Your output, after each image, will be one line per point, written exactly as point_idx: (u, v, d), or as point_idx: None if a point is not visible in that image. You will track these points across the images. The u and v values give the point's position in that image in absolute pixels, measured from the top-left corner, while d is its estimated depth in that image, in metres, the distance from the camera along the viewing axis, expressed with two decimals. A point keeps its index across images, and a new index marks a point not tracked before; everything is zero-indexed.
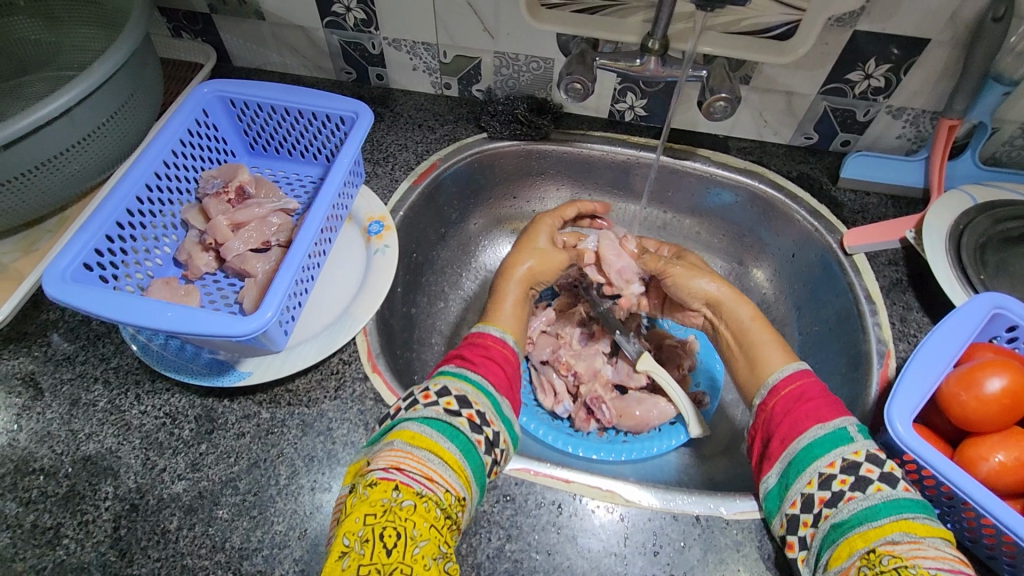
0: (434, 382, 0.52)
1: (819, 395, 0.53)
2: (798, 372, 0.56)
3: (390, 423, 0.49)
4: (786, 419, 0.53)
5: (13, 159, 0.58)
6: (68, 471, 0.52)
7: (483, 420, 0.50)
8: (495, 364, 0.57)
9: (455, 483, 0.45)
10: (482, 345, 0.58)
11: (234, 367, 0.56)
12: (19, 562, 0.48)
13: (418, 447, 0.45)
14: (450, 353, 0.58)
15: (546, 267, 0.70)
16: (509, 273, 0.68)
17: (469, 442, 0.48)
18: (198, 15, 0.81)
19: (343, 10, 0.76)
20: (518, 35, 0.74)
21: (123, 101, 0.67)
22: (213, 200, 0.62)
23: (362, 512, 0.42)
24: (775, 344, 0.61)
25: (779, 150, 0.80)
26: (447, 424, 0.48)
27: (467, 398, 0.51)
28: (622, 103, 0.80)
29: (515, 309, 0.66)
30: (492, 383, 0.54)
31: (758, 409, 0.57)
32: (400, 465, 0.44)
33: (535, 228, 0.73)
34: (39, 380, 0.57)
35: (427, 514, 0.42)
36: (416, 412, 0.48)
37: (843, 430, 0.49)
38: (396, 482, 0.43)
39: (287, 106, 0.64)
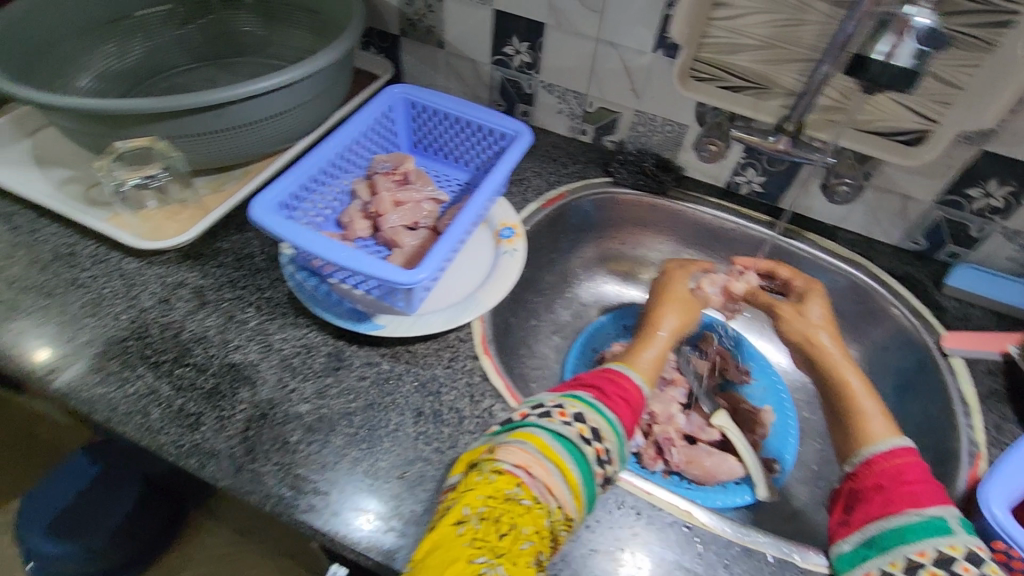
0: (571, 404, 0.53)
1: (920, 480, 0.53)
2: (899, 450, 0.57)
3: (518, 423, 0.52)
4: (879, 495, 0.53)
5: (238, 113, 0.70)
6: (216, 371, 0.60)
7: (607, 457, 0.51)
8: (625, 404, 0.57)
9: (568, 501, 0.47)
10: (619, 383, 0.59)
11: (370, 319, 0.64)
12: (162, 435, 0.55)
13: (547, 457, 0.48)
14: (583, 379, 0.59)
15: (689, 320, 0.72)
16: (654, 325, 0.70)
17: (591, 473, 0.50)
18: (389, 35, 0.96)
19: (513, 52, 0.88)
20: (661, 99, 0.83)
21: (327, 87, 0.79)
22: (383, 177, 0.72)
23: (485, 493, 0.45)
24: (873, 414, 0.61)
25: (886, 249, 0.83)
26: (577, 448, 0.50)
27: (599, 431, 0.52)
28: (742, 177, 0.86)
29: (657, 359, 0.66)
30: (622, 424, 0.56)
31: (849, 477, 0.58)
32: (529, 467, 0.47)
33: (671, 280, 0.76)
34: (205, 293, 0.66)
35: (539, 521, 0.45)
36: (551, 424, 0.51)
37: (942, 520, 0.49)
38: (521, 479, 0.46)
39: (459, 116, 0.74)
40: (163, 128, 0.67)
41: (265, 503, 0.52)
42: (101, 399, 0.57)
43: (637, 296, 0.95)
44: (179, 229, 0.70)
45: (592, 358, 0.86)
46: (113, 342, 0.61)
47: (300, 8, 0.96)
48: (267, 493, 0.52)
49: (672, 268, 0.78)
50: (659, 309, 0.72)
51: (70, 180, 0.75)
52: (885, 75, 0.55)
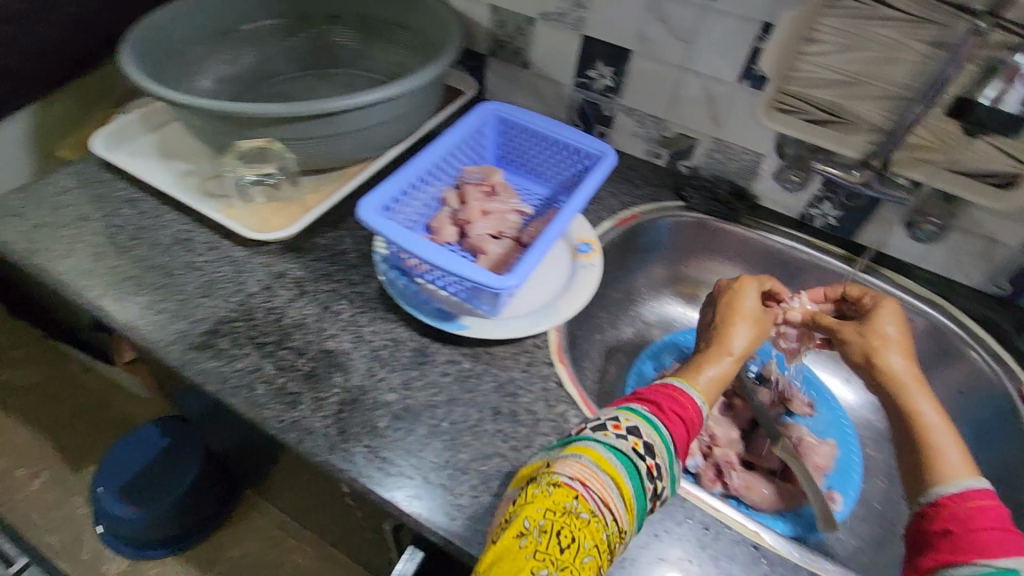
0: (627, 417, 0.53)
1: (994, 525, 0.48)
2: (978, 491, 0.51)
3: (574, 436, 0.52)
4: (947, 541, 0.49)
5: (346, 121, 0.76)
6: (313, 356, 0.65)
7: (658, 473, 0.51)
8: (681, 423, 0.55)
9: (623, 515, 0.48)
10: (677, 399, 0.56)
11: (455, 319, 0.67)
12: (266, 410, 0.60)
13: (602, 470, 0.48)
14: (640, 392, 0.57)
15: (759, 336, 0.66)
16: (725, 344, 0.65)
17: (644, 487, 0.49)
18: (477, 54, 1.01)
19: (597, 76, 0.92)
20: (742, 127, 0.85)
21: (423, 100, 0.85)
22: (473, 188, 0.77)
23: (544, 506, 0.46)
24: (949, 449, 0.55)
25: (965, 291, 0.82)
26: (631, 462, 0.49)
27: (652, 448, 0.51)
28: (817, 209, 0.87)
29: (718, 378, 0.62)
30: (676, 444, 0.54)
31: (918, 515, 0.53)
32: (586, 480, 0.47)
33: (739, 292, 0.70)
34: (304, 284, 0.72)
35: (597, 534, 0.45)
36: (605, 437, 0.51)
37: (1015, 573, 0.45)
38: (578, 492, 0.47)
39: (547, 134, 0.79)
40: (280, 131, 0.73)
41: (355, 481, 0.56)
42: (213, 372, 0.62)
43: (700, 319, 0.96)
44: (283, 224, 0.76)
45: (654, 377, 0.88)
46: (223, 322, 0.67)
47: (395, 25, 1.02)
48: (358, 472, 0.56)
49: (743, 279, 0.72)
50: (728, 324, 0.67)
51: (189, 172, 0.82)
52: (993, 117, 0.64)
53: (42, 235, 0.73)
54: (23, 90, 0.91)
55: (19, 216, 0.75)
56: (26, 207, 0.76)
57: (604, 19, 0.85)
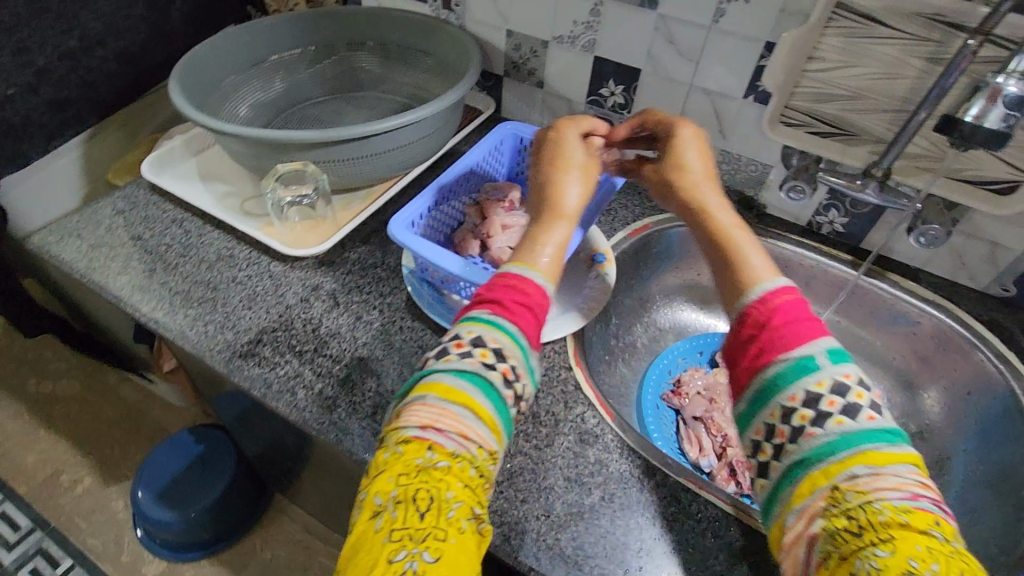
0: (467, 331, 0.54)
1: (795, 318, 0.51)
2: (784, 289, 0.53)
3: (421, 374, 0.52)
4: (755, 348, 0.51)
5: (376, 143, 0.82)
6: (348, 363, 0.70)
7: (514, 377, 0.52)
8: (527, 311, 0.56)
9: (485, 439, 0.48)
10: (522, 290, 0.57)
11: None
12: (307, 413, 0.65)
13: (451, 403, 0.48)
14: (481, 293, 0.58)
15: (590, 188, 0.68)
16: (558, 204, 0.65)
17: (500, 397, 0.50)
18: (494, 75, 1.07)
19: (608, 94, 0.97)
20: (749, 140, 0.88)
21: (445, 121, 0.90)
22: (494, 203, 0.81)
23: (396, 472, 0.45)
24: (749, 251, 0.58)
25: (971, 294, 0.85)
26: (482, 378, 0.50)
27: (502, 351, 0.52)
28: (823, 217, 0.90)
29: (560, 248, 0.62)
30: (525, 336, 0.55)
31: (729, 333, 0.55)
32: (436, 424, 0.47)
33: (562, 148, 0.70)
34: (337, 296, 0.77)
35: (462, 472, 0.46)
36: (448, 363, 0.51)
37: (810, 360, 0.48)
38: (431, 440, 0.46)
39: None
40: (315, 155, 0.79)
41: None
42: (257, 378, 0.68)
43: (711, 323, 1.01)
44: (317, 240, 0.82)
45: (667, 381, 0.93)
46: (265, 331, 0.72)
47: (416, 49, 1.08)
48: None
49: (561, 129, 0.72)
50: (558, 183, 0.67)
51: (228, 194, 0.89)
52: (977, 135, 0.59)
53: (98, 254, 0.80)
54: (77, 119, 0.98)
55: (77, 237, 0.82)
56: (83, 229, 0.83)
57: (614, 41, 0.90)
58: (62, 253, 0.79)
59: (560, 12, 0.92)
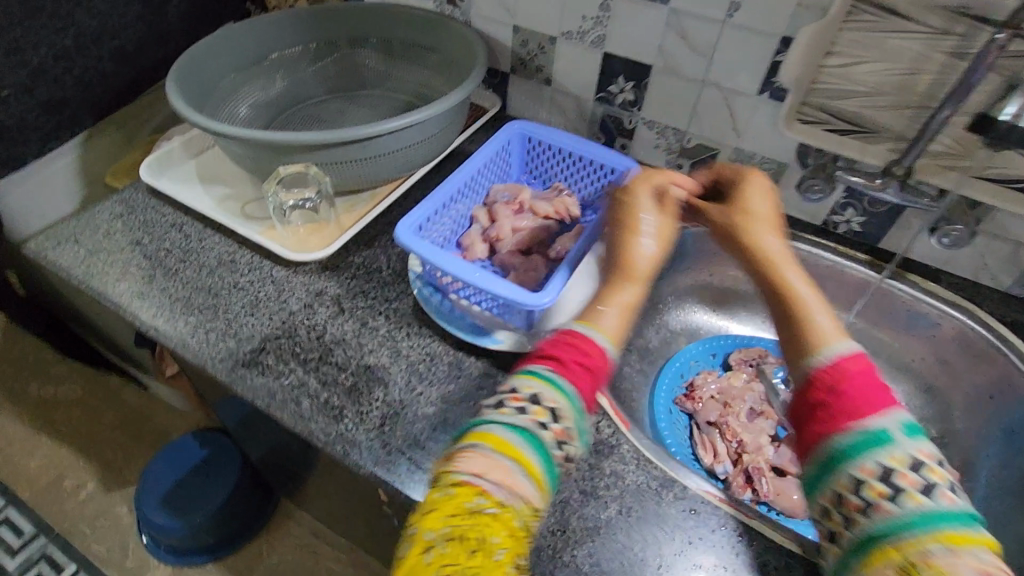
0: (526, 384, 0.48)
1: (862, 381, 0.46)
2: (851, 355, 0.48)
3: (475, 421, 0.48)
4: (823, 412, 0.46)
5: (381, 144, 0.79)
6: (354, 371, 0.68)
7: (566, 439, 0.47)
8: (589, 373, 0.50)
9: (535, 493, 0.44)
10: (581, 349, 0.50)
11: (490, 334, 0.70)
12: (312, 424, 0.63)
13: (505, 454, 0.44)
14: (539, 349, 0.52)
15: (665, 244, 0.62)
16: (626, 255, 0.60)
17: (552, 458, 0.46)
18: (499, 72, 1.04)
19: (617, 90, 0.94)
20: (763, 138, 0.86)
21: (451, 121, 0.88)
22: (503, 206, 0.79)
23: (446, 512, 0.42)
24: (814, 307, 0.52)
25: (993, 295, 0.82)
26: (535, 436, 0.46)
27: (557, 412, 0.47)
28: (840, 216, 0.88)
29: (628, 306, 0.55)
30: (581, 396, 0.49)
31: (797, 395, 0.49)
32: (487, 472, 0.43)
33: (633, 197, 0.64)
34: (342, 302, 0.75)
35: (509, 524, 0.42)
36: (503, 416, 0.46)
37: (884, 431, 0.43)
38: (482, 488, 0.43)
39: (572, 151, 0.81)
40: (318, 156, 0.77)
41: (398, 492, 0.59)
42: (261, 388, 0.66)
43: (725, 325, 0.99)
44: (320, 244, 0.80)
45: (680, 385, 0.91)
46: (269, 339, 0.70)
47: (419, 46, 1.06)
48: (401, 482, 0.59)
49: (636, 181, 0.67)
50: (626, 233, 0.62)
51: (228, 197, 0.87)
52: None
53: (97, 260, 0.78)
54: (74, 120, 0.96)
55: (75, 242, 0.80)
56: (81, 234, 0.81)
57: (624, 36, 0.87)
58: (59, 259, 0.77)
59: (569, 7, 0.89)
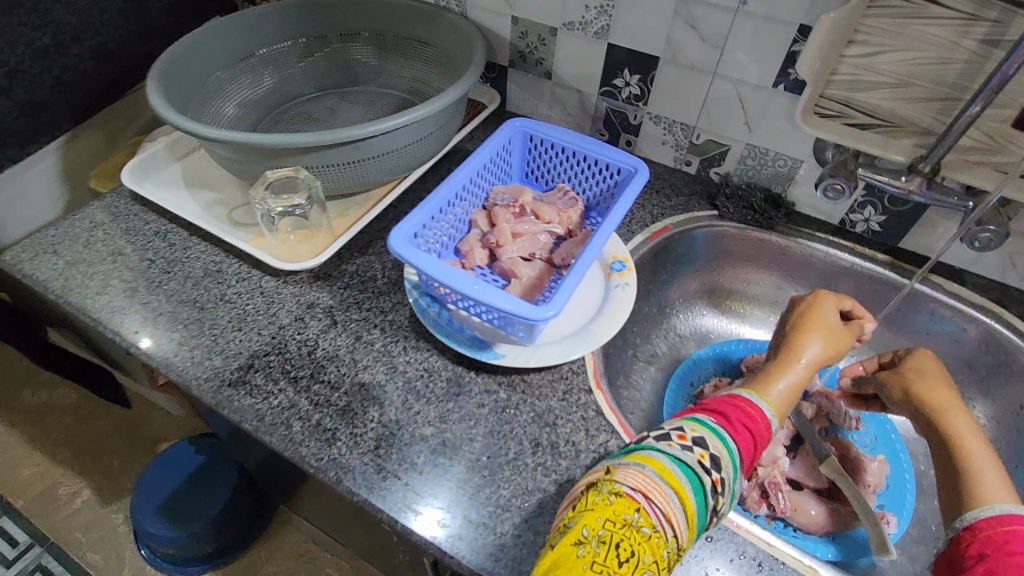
0: (691, 427, 0.56)
1: None
2: (1010, 516, 0.49)
3: (639, 446, 0.55)
4: (981, 566, 0.47)
5: (374, 146, 0.75)
6: (347, 390, 0.64)
7: (722, 489, 0.53)
8: (749, 436, 0.56)
9: (681, 530, 0.50)
10: (748, 413, 0.57)
11: (490, 347, 0.66)
12: (303, 448, 0.59)
13: (665, 483, 0.51)
14: (708, 403, 0.59)
15: (834, 354, 0.65)
16: (793, 354, 0.63)
17: (705, 502, 0.51)
18: (498, 66, 1.00)
19: (622, 84, 0.89)
20: (777, 133, 0.82)
21: (447, 119, 0.83)
22: (502, 209, 0.74)
23: (605, 516, 0.49)
24: (982, 469, 0.55)
25: (1021, 296, 0.78)
26: (695, 475, 0.52)
27: (718, 460, 0.53)
28: (858, 214, 0.83)
29: (789, 393, 0.61)
30: (742, 459, 0.55)
31: (949, 542, 0.52)
32: (648, 492, 0.50)
33: (817, 305, 0.69)
34: (335, 314, 0.71)
35: (657, 549, 0.48)
36: (670, 449, 0.53)
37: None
38: (639, 504, 0.49)
39: (576, 150, 0.76)
40: (308, 159, 0.73)
41: (395, 521, 0.55)
42: (249, 409, 0.62)
43: (737, 330, 0.94)
44: (311, 252, 0.76)
45: (691, 393, 0.87)
46: (257, 356, 0.66)
47: (414, 40, 1.01)
48: (398, 511, 0.55)
49: (821, 294, 0.71)
50: (799, 333, 0.65)
51: (215, 202, 0.83)
52: None
53: (76, 272, 0.74)
54: (53, 124, 0.91)
55: (53, 253, 0.76)
56: (60, 244, 0.77)
57: (630, 27, 0.83)
58: (36, 271, 0.73)
59: None
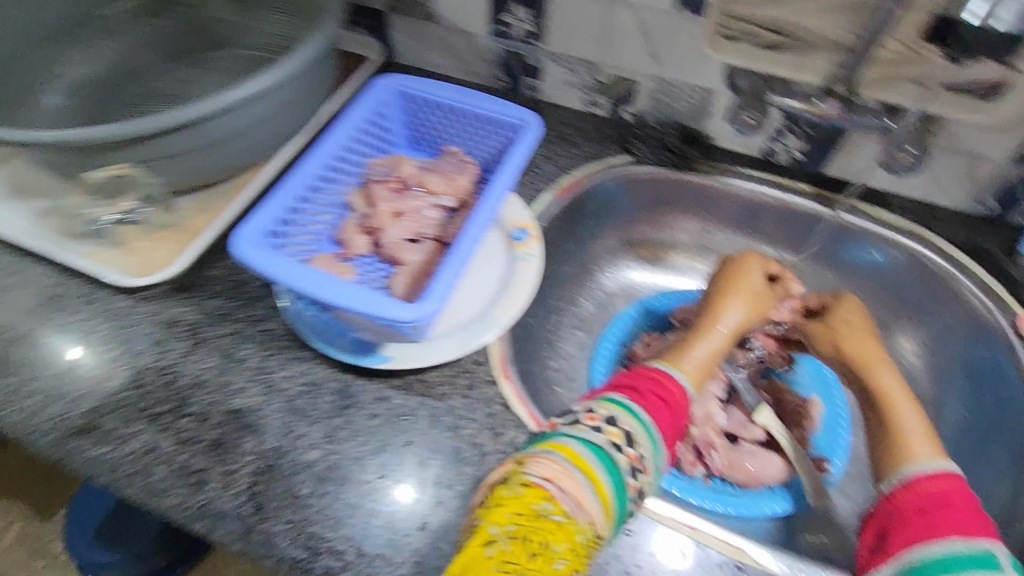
0: (601, 406, 0.49)
1: (965, 506, 0.46)
2: (946, 474, 0.49)
3: (546, 433, 0.48)
4: (918, 519, 0.46)
5: (217, 127, 0.63)
6: (218, 420, 0.56)
7: (641, 466, 0.47)
8: (666, 406, 0.51)
9: (598, 517, 0.43)
10: (661, 383, 0.53)
11: (377, 350, 0.59)
12: (167, 498, 0.52)
13: (576, 467, 0.44)
14: (619, 379, 0.54)
15: (754, 318, 0.62)
16: (713, 320, 0.60)
17: (623, 483, 0.45)
18: (374, 12, 0.86)
19: (513, 21, 0.78)
20: (686, 63, 0.73)
21: (309, 83, 0.71)
22: (379, 186, 0.65)
23: (513, 510, 0.41)
24: (913, 428, 0.54)
25: (947, 215, 0.74)
26: (608, 456, 0.45)
27: (632, 436, 0.47)
28: (779, 144, 0.76)
29: (708, 361, 0.58)
30: (658, 427, 0.50)
31: (883, 497, 0.51)
32: (558, 479, 0.43)
33: (743, 267, 0.65)
34: (199, 330, 0.62)
35: (573, 536, 0.41)
36: (579, 431, 0.47)
37: (992, 556, 0.42)
38: (552, 492, 0.42)
39: (460, 107, 0.66)
40: (135, 153, 0.61)
41: (281, 566, 0.49)
42: (101, 461, 0.53)
43: (666, 282, 0.88)
44: (166, 260, 0.65)
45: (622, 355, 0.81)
46: (108, 394, 0.57)
47: None
48: (281, 556, 0.49)
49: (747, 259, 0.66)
50: (721, 296, 0.63)
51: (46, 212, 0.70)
52: None
53: None
54: None
55: None
56: None
57: None
58: None
59: None
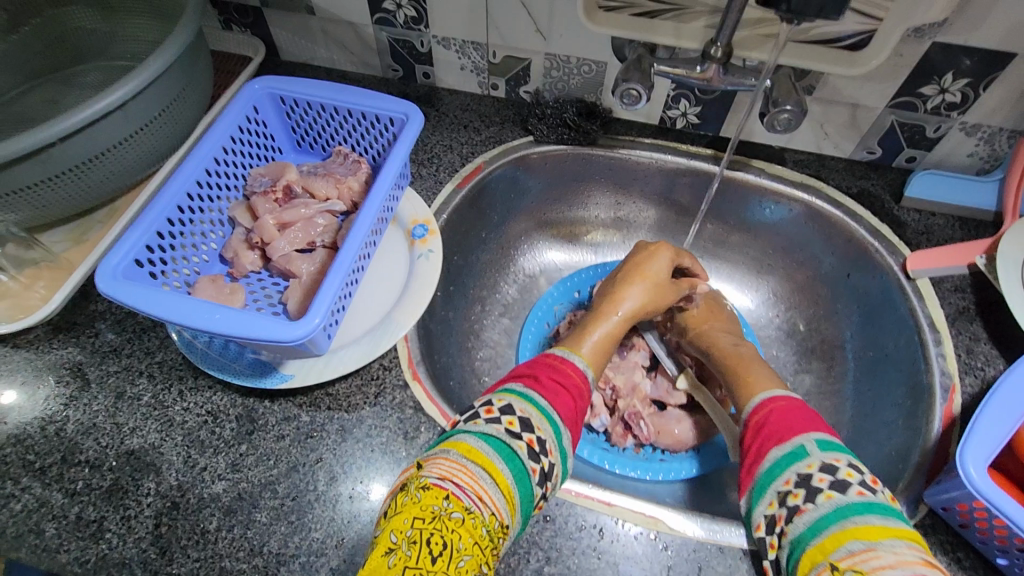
0: (498, 398, 0.49)
1: (777, 418, 0.50)
2: (766, 401, 0.53)
3: (447, 434, 0.48)
4: (752, 443, 0.50)
5: (70, 152, 0.58)
6: (112, 464, 0.53)
7: (542, 448, 0.47)
8: (567, 394, 0.52)
9: (501, 507, 0.42)
10: (559, 369, 0.53)
11: (277, 369, 0.56)
12: (62, 554, 0.49)
13: (473, 462, 0.43)
14: (518, 368, 0.54)
15: (653, 305, 0.64)
16: (613, 305, 0.63)
17: (525, 470, 0.45)
18: (249, 8, 0.81)
19: (394, 7, 0.74)
20: (573, 37, 0.72)
21: (176, 94, 0.66)
22: (261, 198, 0.62)
23: (412, 515, 0.40)
24: (757, 371, 0.59)
25: (839, 165, 0.76)
26: (504, 444, 0.45)
27: (529, 422, 0.47)
28: (675, 109, 0.77)
29: (605, 342, 0.60)
30: (559, 413, 0.50)
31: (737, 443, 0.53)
32: (454, 476, 0.42)
33: (652, 256, 0.66)
34: (86, 371, 0.58)
35: (474, 531, 0.40)
36: (476, 427, 0.46)
37: (800, 446, 0.46)
38: (448, 491, 0.41)
39: (336, 105, 0.63)
40: None
41: None
42: None
43: (585, 259, 0.88)
44: (41, 299, 0.61)
45: (547, 337, 0.80)
46: None
47: None
48: None
49: (658, 247, 0.67)
50: (623, 283, 0.64)
51: None
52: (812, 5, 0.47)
53: None
54: None
55: None
56: None
57: None
58: None
59: None
